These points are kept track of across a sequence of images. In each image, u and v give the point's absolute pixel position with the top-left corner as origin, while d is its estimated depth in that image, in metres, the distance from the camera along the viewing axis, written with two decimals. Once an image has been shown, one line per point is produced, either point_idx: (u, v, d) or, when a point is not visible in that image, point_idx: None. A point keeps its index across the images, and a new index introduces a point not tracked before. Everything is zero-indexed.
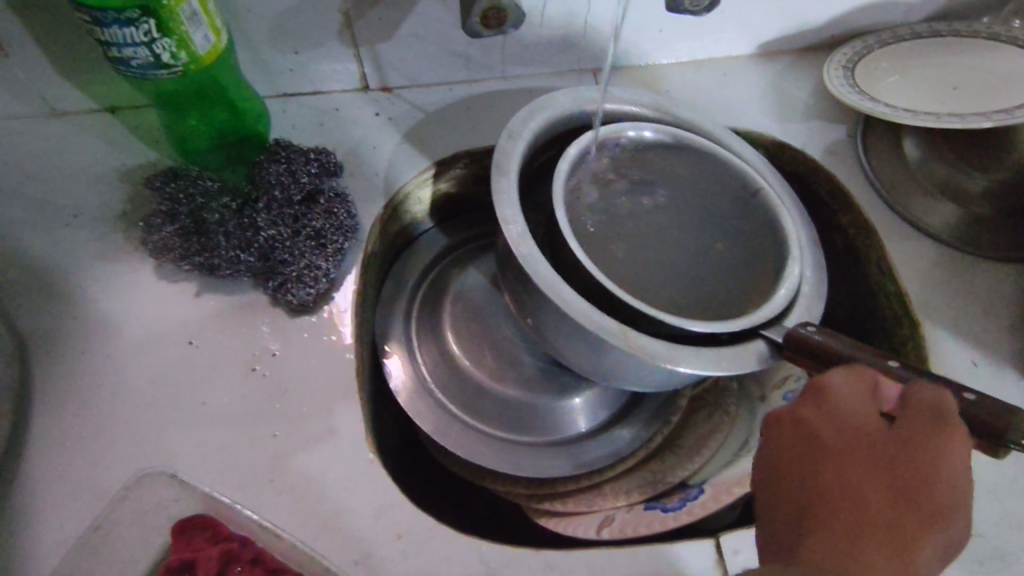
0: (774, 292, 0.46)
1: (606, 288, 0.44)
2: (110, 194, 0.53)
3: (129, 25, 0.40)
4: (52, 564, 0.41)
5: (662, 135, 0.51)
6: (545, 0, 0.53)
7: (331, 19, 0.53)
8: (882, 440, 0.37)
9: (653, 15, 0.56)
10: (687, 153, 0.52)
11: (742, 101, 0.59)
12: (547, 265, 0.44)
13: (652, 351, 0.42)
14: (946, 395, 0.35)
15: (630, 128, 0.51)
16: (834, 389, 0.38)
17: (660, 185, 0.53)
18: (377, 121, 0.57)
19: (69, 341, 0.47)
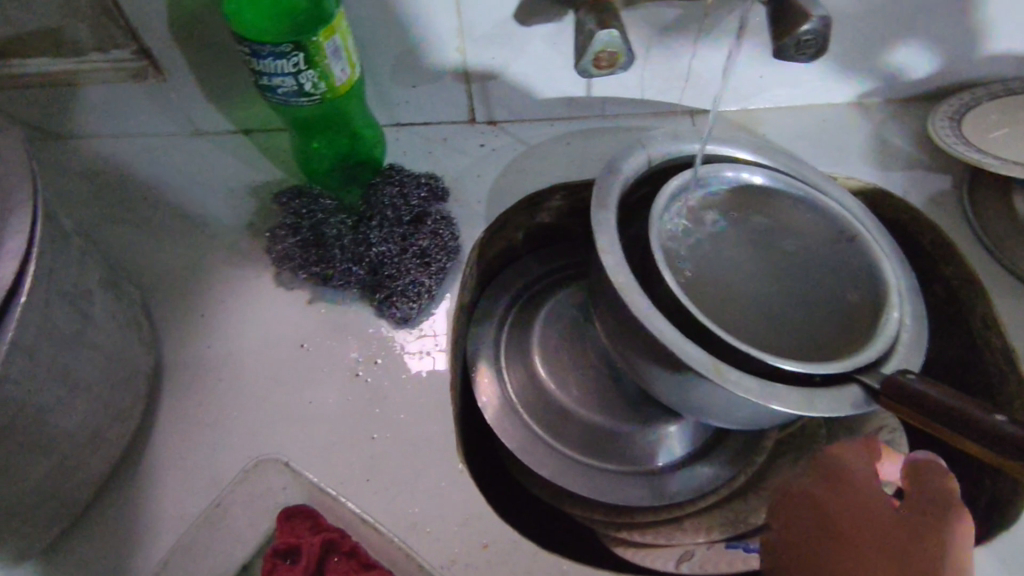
0: (871, 339, 0.46)
1: (702, 322, 0.45)
2: (241, 206, 0.58)
3: (283, 57, 0.45)
4: (170, 536, 0.45)
5: (758, 177, 0.53)
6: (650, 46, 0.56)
7: (449, 56, 0.57)
8: (894, 515, 0.44)
9: (755, 61, 0.58)
10: (783, 198, 0.53)
11: (841, 147, 0.60)
12: (642, 294, 0.46)
13: (746, 387, 0.43)
14: (950, 477, 0.44)
15: (727, 168, 0.53)
16: (848, 468, 0.49)
17: (757, 227, 0.54)
18: (481, 151, 0.61)
19: (197, 335, 0.52)
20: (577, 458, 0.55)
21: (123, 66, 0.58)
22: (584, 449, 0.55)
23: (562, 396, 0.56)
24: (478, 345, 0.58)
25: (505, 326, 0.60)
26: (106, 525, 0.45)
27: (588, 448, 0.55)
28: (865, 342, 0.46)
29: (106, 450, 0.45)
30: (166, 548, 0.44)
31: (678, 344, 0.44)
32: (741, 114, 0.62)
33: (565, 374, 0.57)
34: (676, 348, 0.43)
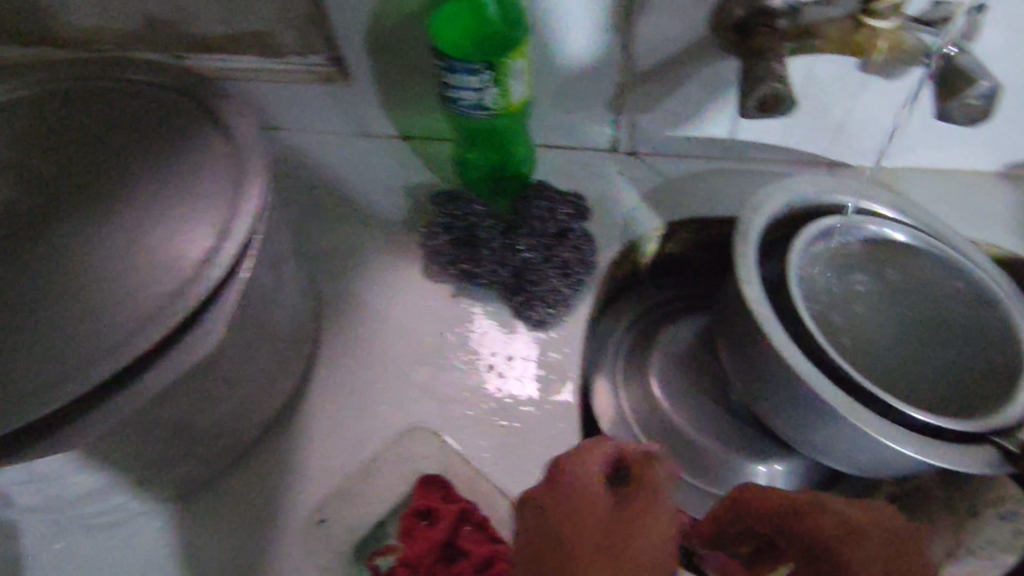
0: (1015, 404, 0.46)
1: (838, 363, 0.47)
2: (398, 204, 0.64)
3: (472, 74, 0.50)
4: (315, 486, 0.49)
5: (903, 235, 0.54)
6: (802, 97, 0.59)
7: (607, 89, 0.61)
8: None
9: (903, 120, 0.59)
10: (925, 258, 0.54)
11: (982, 215, 0.60)
12: (780, 328, 0.48)
13: (879, 433, 0.44)
14: None
15: (873, 223, 0.54)
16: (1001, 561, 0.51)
17: (892, 281, 0.55)
18: (620, 179, 0.65)
19: (351, 313, 0.58)
20: (687, 481, 0.57)
21: (315, 70, 0.65)
22: (693, 473, 0.57)
23: (677, 418, 0.58)
24: (598, 360, 0.61)
25: (623, 346, 0.63)
26: (260, 468, 0.50)
27: (696, 471, 0.57)
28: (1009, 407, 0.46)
29: (271, 402, 0.50)
30: (311, 497, 0.49)
31: (812, 382, 0.46)
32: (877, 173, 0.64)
33: (681, 399, 0.59)
34: (811, 385, 0.46)
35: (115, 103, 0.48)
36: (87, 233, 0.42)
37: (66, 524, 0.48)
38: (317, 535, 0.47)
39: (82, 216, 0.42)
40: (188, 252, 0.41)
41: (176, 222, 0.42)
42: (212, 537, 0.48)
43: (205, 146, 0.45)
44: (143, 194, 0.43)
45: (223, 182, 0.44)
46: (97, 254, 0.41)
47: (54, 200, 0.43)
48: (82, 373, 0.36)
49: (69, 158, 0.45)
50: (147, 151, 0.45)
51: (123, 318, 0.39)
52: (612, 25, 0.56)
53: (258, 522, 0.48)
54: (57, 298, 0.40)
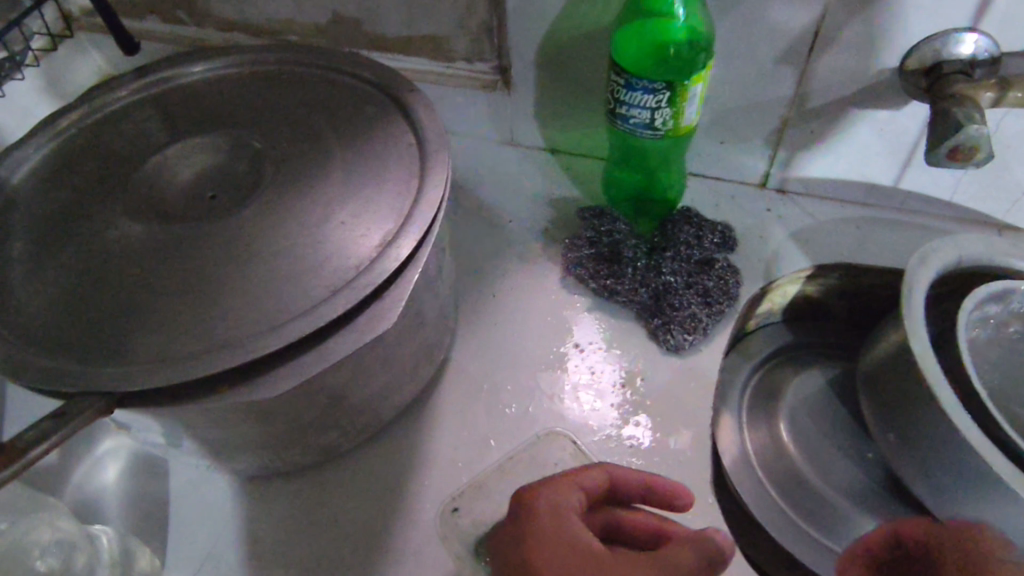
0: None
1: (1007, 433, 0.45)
2: (540, 213, 0.66)
3: (651, 93, 0.51)
4: (441, 473, 0.50)
5: None
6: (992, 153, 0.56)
7: (769, 123, 0.60)
8: None
9: None
10: None
11: None
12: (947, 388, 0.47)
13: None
14: None
15: None
16: None
17: None
18: (767, 216, 0.64)
19: (488, 313, 0.59)
20: (811, 535, 0.54)
21: (479, 77, 0.67)
22: (820, 529, 0.54)
23: (806, 468, 0.56)
24: (726, 396, 0.60)
25: (752, 386, 0.61)
26: (390, 447, 0.52)
27: (821, 526, 0.54)
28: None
29: (409, 386, 0.51)
30: (436, 484, 0.50)
31: (979, 451, 0.44)
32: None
33: (810, 448, 0.57)
34: (979, 452, 0.44)
35: (326, 91, 0.53)
36: (285, 202, 0.45)
37: (205, 475, 0.51)
38: (445, 522, 0.48)
39: (283, 186, 0.46)
40: (373, 233, 0.43)
41: (367, 203, 0.45)
42: (341, 506, 0.49)
43: (397, 138, 0.49)
44: (336, 172, 0.47)
45: (410, 172, 0.47)
46: (292, 223, 0.44)
47: (256, 169, 0.47)
48: (274, 332, 0.38)
49: (283, 132, 0.50)
50: (344, 137, 0.49)
51: (316, 287, 0.41)
52: (791, 60, 0.55)
53: (386, 501, 0.49)
54: (255, 258, 0.43)
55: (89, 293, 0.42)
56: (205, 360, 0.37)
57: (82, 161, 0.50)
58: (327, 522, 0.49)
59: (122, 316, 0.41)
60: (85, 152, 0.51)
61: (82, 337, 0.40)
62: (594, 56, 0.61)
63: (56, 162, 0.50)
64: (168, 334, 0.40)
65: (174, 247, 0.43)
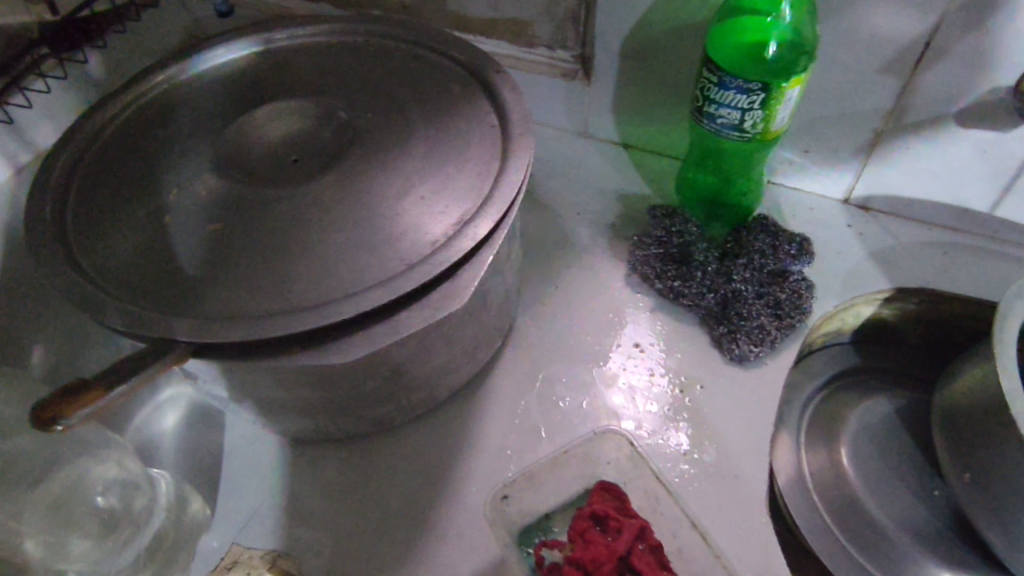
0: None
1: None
2: (609, 207, 0.64)
3: (745, 93, 0.49)
4: (489, 457, 0.50)
5: None
6: None
7: (861, 135, 0.58)
8: None
9: None
10: None
11: None
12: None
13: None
14: None
15: None
16: None
17: None
18: (847, 231, 0.61)
19: (548, 303, 0.58)
20: (863, 566, 0.52)
21: (560, 65, 0.66)
22: (875, 562, 0.52)
23: (863, 496, 0.54)
24: (786, 413, 0.58)
25: (813, 407, 0.58)
26: (440, 426, 0.52)
27: (875, 557, 0.52)
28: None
29: (464, 369, 0.51)
30: (482, 467, 0.49)
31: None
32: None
33: (870, 475, 0.55)
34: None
35: (413, 67, 0.53)
36: (367, 173, 0.45)
37: (259, 435, 0.51)
38: (492, 508, 0.47)
39: (365, 156, 0.46)
40: (450, 211, 0.43)
41: (447, 182, 0.45)
42: (387, 479, 0.49)
43: (480, 119, 0.49)
44: (418, 148, 0.47)
45: (491, 154, 0.46)
46: (372, 194, 0.44)
47: (340, 137, 0.48)
48: (348, 301, 0.38)
49: (367, 103, 0.50)
50: (428, 115, 0.49)
51: (395, 260, 0.41)
52: (896, 70, 0.52)
53: (432, 481, 0.49)
54: (334, 225, 0.43)
55: (173, 245, 0.43)
56: (281, 320, 0.38)
57: (171, 117, 0.51)
58: (372, 493, 0.49)
59: (205, 269, 0.42)
60: (176, 108, 0.52)
61: (164, 287, 0.41)
62: (683, 51, 0.59)
63: (148, 115, 0.52)
64: (247, 292, 0.40)
65: (255, 207, 0.44)
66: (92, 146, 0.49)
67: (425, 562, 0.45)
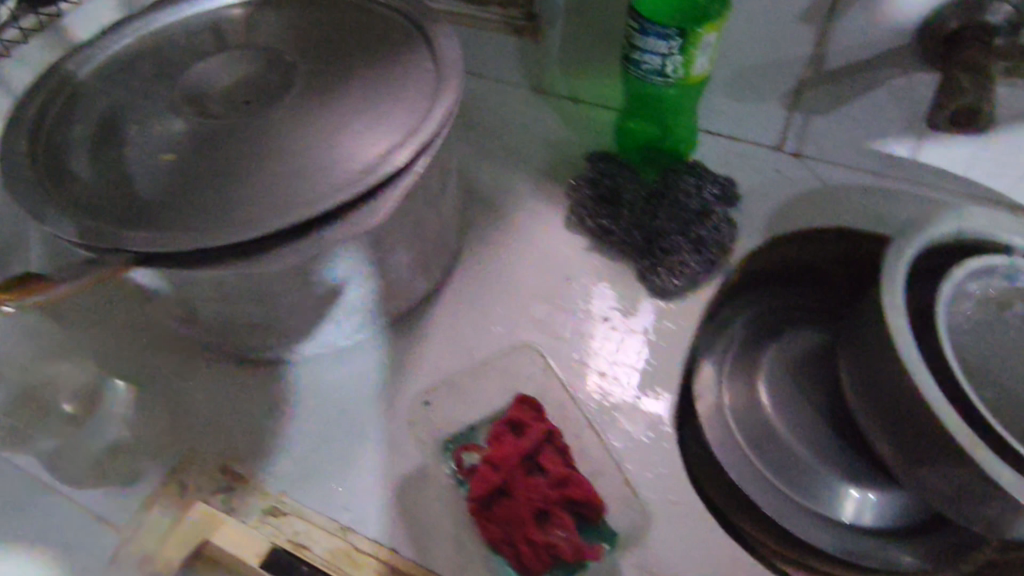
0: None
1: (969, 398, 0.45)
2: (554, 156, 0.68)
3: (664, 39, 0.53)
4: (424, 376, 0.54)
5: None
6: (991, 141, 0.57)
7: (787, 82, 0.61)
8: None
9: None
10: None
11: None
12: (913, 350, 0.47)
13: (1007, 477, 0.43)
14: None
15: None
16: None
17: None
18: (777, 176, 0.64)
19: (490, 243, 0.62)
20: (771, 481, 0.56)
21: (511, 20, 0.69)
22: (780, 478, 0.56)
23: (776, 420, 0.58)
24: (709, 343, 0.62)
25: (737, 340, 0.62)
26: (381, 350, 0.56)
27: (783, 473, 0.56)
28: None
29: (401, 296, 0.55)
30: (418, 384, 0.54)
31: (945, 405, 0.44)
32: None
33: (783, 401, 0.59)
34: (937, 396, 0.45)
35: (363, 19, 0.57)
36: (309, 111, 0.49)
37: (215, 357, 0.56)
38: (423, 419, 0.52)
39: (314, 95, 0.50)
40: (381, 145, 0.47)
41: (381, 120, 0.49)
42: (330, 394, 0.54)
43: (417, 64, 0.52)
44: (358, 89, 0.51)
45: (424, 93, 0.50)
46: (314, 128, 0.48)
47: (292, 80, 0.52)
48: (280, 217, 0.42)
49: (316, 51, 0.54)
50: (378, 60, 0.53)
51: (324, 184, 0.45)
52: (814, 18, 0.55)
53: (371, 396, 0.54)
54: (274, 155, 0.47)
55: (130, 172, 0.47)
56: (216, 234, 0.42)
57: (136, 64, 0.56)
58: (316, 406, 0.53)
59: (155, 192, 0.46)
60: (141, 56, 0.56)
61: (119, 208, 0.46)
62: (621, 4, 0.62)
63: (117, 61, 0.56)
64: (196, 212, 0.45)
65: (205, 140, 0.48)
66: (62, 89, 0.54)
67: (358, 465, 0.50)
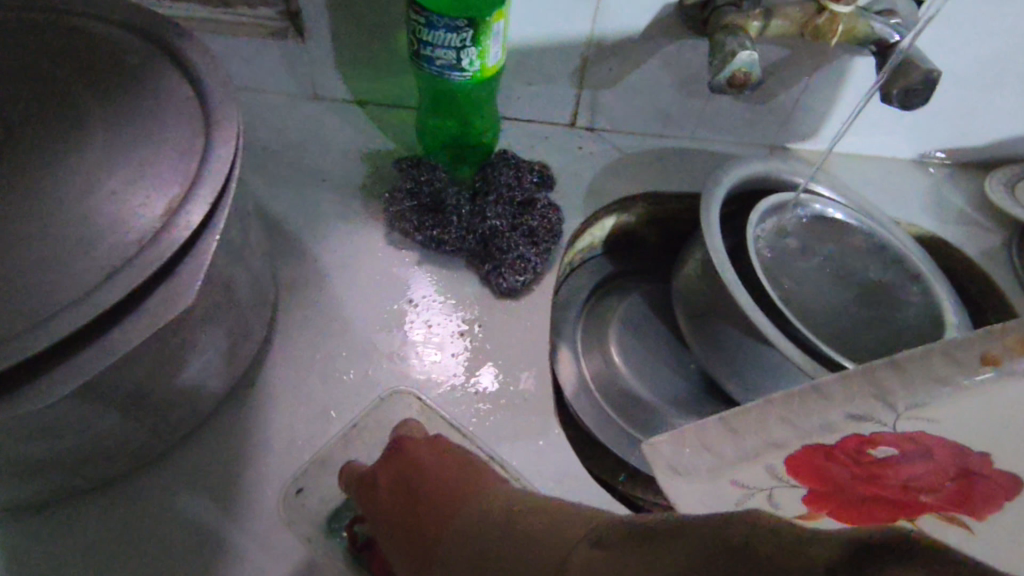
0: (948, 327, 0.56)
1: (812, 343, 0.50)
2: (353, 170, 0.61)
3: (455, 31, 0.49)
4: (283, 461, 0.47)
5: (831, 77, 0.59)
6: (796, 97, 0.61)
7: (570, 60, 0.60)
8: None
9: (829, 113, 0.63)
10: (829, 221, 0.61)
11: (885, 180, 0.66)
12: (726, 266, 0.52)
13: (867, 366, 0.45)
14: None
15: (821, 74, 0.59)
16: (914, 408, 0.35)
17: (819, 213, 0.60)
18: (580, 153, 0.65)
19: (310, 281, 0.55)
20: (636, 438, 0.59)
21: (264, 23, 0.58)
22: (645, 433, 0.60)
23: (635, 383, 0.61)
24: (558, 330, 0.63)
25: (582, 318, 0.65)
26: (219, 439, 0.48)
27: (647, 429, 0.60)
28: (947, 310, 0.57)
29: (228, 369, 0.46)
30: (283, 473, 0.47)
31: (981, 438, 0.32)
32: (828, 159, 0.67)
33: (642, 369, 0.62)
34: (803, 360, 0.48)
35: (76, 46, 0.41)
36: (34, 196, 0.35)
37: None
38: (288, 505, 0.46)
39: (71, 141, 0.37)
40: (168, 185, 0.36)
41: (155, 147, 0.38)
42: (169, 509, 0.45)
43: (168, 89, 0.40)
44: (98, 149, 0.37)
45: (185, 155, 0.38)
46: (70, 185, 0.35)
47: (44, 113, 0.38)
48: (74, 309, 0.32)
49: (21, 104, 0.38)
50: (84, 65, 0.40)
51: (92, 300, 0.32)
52: None
53: (219, 496, 0.46)
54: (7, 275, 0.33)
55: None
56: None
57: None
58: (154, 523, 0.45)
59: None
60: None
61: None
62: None
63: None
64: None
65: None
66: None
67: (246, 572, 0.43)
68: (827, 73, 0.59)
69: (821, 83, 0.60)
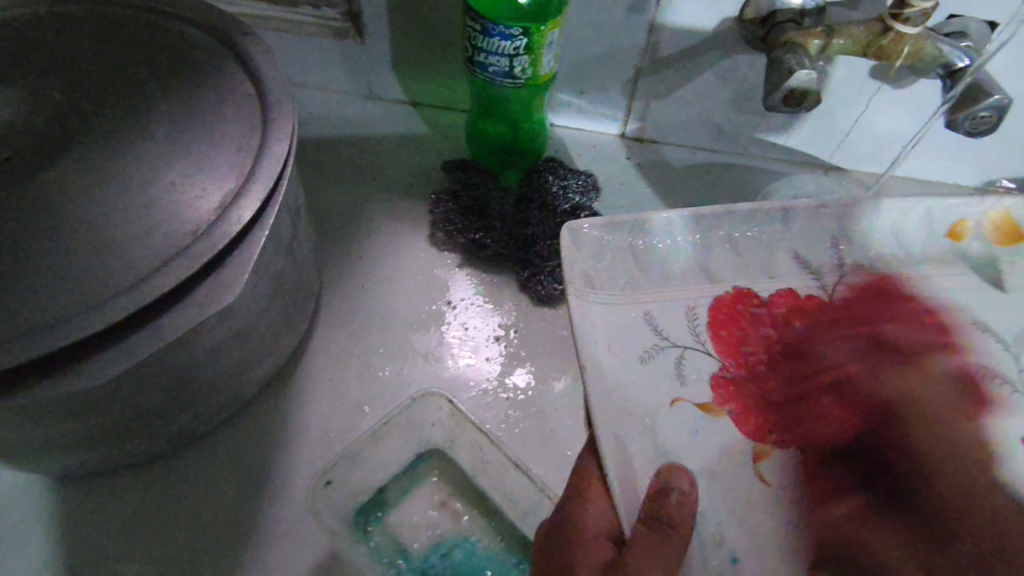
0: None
1: None
2: (403, 170, 0.63)
3: (509, 39, 0.50)
4: (317, 452, 0.49)
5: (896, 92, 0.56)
6: (857, 117, 0.59)
7: (624, 72, 0.59)
8: None
9: (891, 134, 0.60)
10: None
11: None
12: None
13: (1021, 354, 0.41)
14: None
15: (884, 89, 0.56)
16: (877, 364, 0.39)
17: None
18: (628, 165, 0.65)
19: (355, 276, 0.57)
20: None
21: (326, 23, 0.58)
22: None
23: None
24: None
25: None
26: (258, 424, 0.50)
27: None
28: (1014, 222, 0.44)
29: (270, 359, 0.48)
30: (316, 464, 0.49)
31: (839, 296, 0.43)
32: (884, 182, 0.65)
33: None
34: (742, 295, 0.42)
35: (147, 41, 0.43)
36: (100, 185, 0.37)
37: (50, 480, 0.47)
38: (319, 496, 0.47)
39: (136, 133, 0.38)
40: (223, 180, 0.38)
41: (213, 143, 0.39)
42: (208, 488, 0.47)
43: (230, 86, 0.41)
44: (161, 142, 0.38)
45: (242, 152, 0.39)
46: (134, 175, 0.37)
47: (115, 105, 0.40)
48: (126, 295, 0.34)
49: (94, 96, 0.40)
50: (154, 60, 0.42)
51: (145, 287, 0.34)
52: (642, 10, 0.54)
53: (255, 480, 0.48)
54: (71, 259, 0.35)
55: None
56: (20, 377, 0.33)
57: None
58: (194, 500, 0.47)
59: None
60: None
61: None
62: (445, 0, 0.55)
63: None
64: None
65: None
66: None
67: (270, 557, 0.45)
68: (892, 88, 0.56)
69: (886, 99, 0.57)
